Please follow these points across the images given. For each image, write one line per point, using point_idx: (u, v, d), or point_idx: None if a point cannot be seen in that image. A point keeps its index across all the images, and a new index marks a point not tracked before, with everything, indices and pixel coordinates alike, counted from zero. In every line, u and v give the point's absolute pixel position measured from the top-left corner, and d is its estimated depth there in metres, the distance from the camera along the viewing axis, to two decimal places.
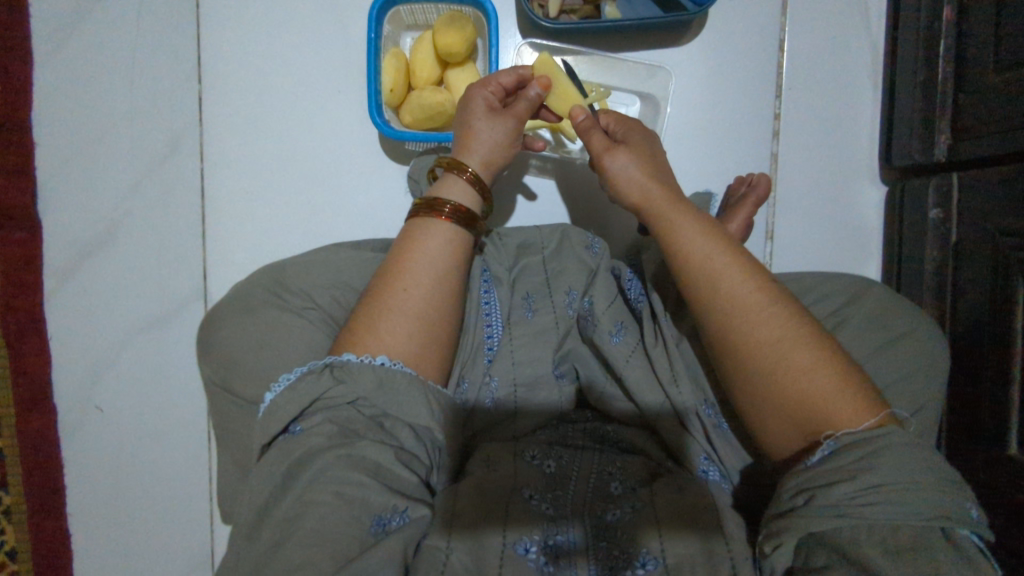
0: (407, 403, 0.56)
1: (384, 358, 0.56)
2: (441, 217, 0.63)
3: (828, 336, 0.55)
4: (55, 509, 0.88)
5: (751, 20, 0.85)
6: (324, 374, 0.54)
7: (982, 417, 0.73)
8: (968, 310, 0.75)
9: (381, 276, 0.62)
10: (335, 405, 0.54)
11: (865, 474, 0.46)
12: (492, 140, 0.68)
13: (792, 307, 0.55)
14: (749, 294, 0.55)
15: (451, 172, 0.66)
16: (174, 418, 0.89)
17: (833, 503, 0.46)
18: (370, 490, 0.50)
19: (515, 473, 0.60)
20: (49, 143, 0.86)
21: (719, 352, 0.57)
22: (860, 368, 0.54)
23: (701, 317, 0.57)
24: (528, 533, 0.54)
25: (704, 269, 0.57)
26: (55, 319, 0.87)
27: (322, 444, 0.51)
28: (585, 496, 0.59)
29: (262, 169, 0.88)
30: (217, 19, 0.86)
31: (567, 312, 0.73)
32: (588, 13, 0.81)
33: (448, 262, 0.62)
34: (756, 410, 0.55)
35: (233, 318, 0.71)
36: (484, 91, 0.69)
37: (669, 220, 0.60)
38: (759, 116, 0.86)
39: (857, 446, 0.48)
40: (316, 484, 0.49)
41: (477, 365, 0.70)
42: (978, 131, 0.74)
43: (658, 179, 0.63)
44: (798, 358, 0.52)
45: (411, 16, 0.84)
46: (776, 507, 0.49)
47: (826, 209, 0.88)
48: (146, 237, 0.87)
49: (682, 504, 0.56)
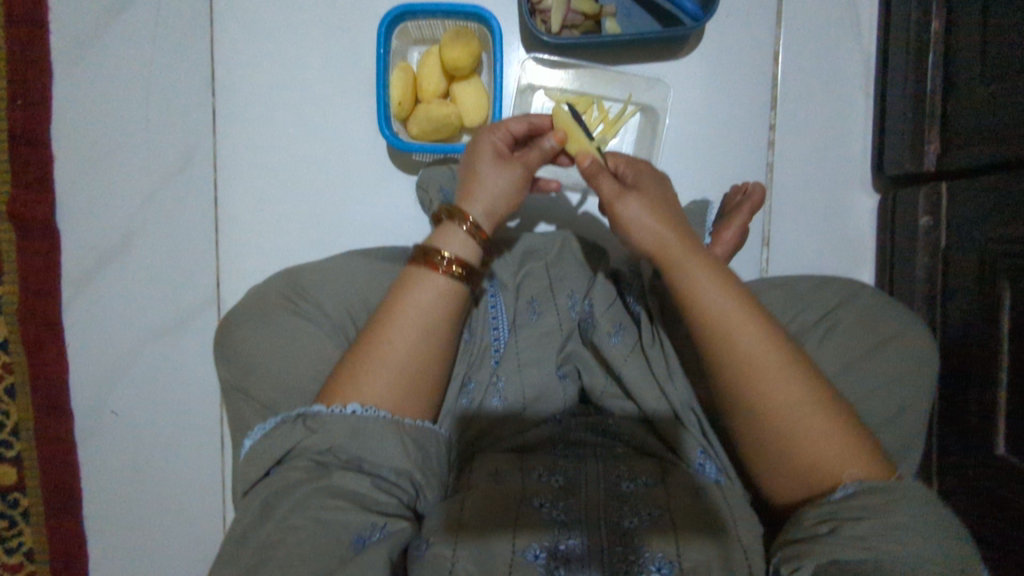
0: (380, 449, 0.57)
1: (356, 406, 0.58)
2: (437, 270, 0.64)
3: (831, 386, 0.59)
4: (73, 508, 0.91)
5: (747, 33, 0.88)
6: (297, 425, 0.58)
7: (971, 418, 0.76)
8: (956, 315, 0.78)
9: (378, 315, 0.65)
10: (310, 451, 0.57)
11: (889, 513, 0.51)
12: (497, 187, 0.69)
13: (800, 362, 0.58)
14: (759, 347, 0.58)
15: (451, 221, 0.67)
16: (185, 421, 0.92)
17: (860, 536, 0.50)
18: (349, 512, 0.55)
19: (524, 485, 0.63)
20: (67, 154, 0.89)
21: (728, 403, 0.60)
22: (857, 418, 0.58)
23: (715, 373, 0.60)
24: (538, 539, 0.57)
25: (717, 322, 0.59)
26: (73, 324, 0.90)
27: (299, 480, 0.56)
28: (597, 498, 0.62)
29: (274, 177, 0.91)
30: (229, 34, 0.89)
31: (569, 315, 0.78)
32: (589, 28, 0.85)
33: (438, 310, 0.64)
34: (756, 446, 0.59)
35: (248, 322, 0.73)
36: (493, 138, 0.72)
37: (687, 268, 0.61)
38: (755, 126, 0.89)
39: (878, 489, 0.52)
40: (296, 514, 0.54)
41: (484, 367, 0.75)
42: (962, 142, 0.77)
43: (671, 226, 0.64)
44: (808, 418, 0.56)
45: (418, 32, 0.87)
46: (795, 533, 0.54)
47: (822, 215, 0.91)
48: (160, 245, 0.90)
49: (667, 511, 0.60)
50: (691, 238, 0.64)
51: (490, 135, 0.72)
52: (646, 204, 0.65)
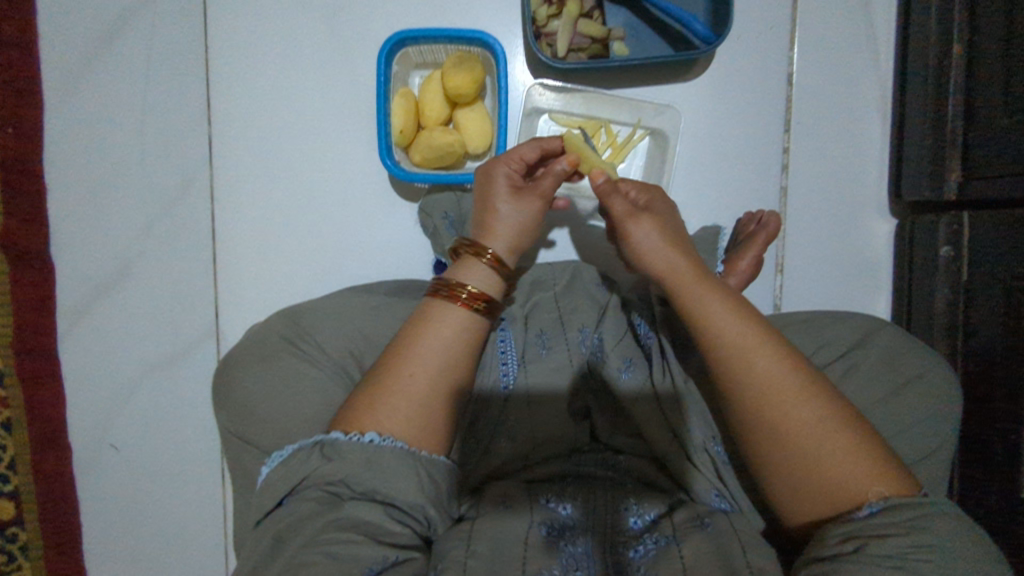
0: (399, 480, 0.55)
1: (374, 435, 0.55)
2: (457, 302, 0.62)
3: (857, 415, 0.56)
4: (72, 545, 0.89)
5: (760, 54, 0.85)
6: (314, 452, 0.55)
7: (994, 456, 0.74)
8: (978, 350, 0.76)
9: (390, 354, 0.61)
10: (324, 481, 0.54)
11: (918, 530, 0.49)
12: (515, 217, 0.66)
13: (822, 391, 0.56)
14: (780, 374, 0.55)
15: (472, 256, 0.64)
16: (186, 456, 0.90)
17: (889, 554, 0.48)
18: (360, 545, 0.52)
19: (533, 513, 0.62)
20: (60, 185, 0.86)
21: (751, 437, 0.56)
22: (886, 446, 0.55)
23: (734, 408, 0.57)
24: (549, 565, 0.55)
25: (737, 350, 0.57)
26: (69, 359, 0.87)
27: (311, 513, 0.53)
28: (605, 528, 0.61)
29: (273, 206, 0.88)
30: (225, 60, 0.87)
31: (581, 350, 0.74)
32: (597, 51, 0.81)
33: (458, 342, 0.61)
34: (787, 483, 0.55)
35: (247, 366, 0.71)
36: (507, 166, 0.68)
37: (698, 298, 0.60)
38: (768, 150, 0.86)
39: (904, 507, 0.50)
40: (308, 548, 0.51)
41: (493, 405, 0.71)
42: (986, 171, 0.74)
43: (682, 251, 0.63)
44: (836, 444, 0.53)
45: (419, 57, 0.84)
46: (819, 551, 0.51)
47: (837, 242, 0.88)
48: (157, 277, 0.88)
49: (690, 553, 0.57)
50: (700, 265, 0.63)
51: (503, 164, 0.68)
52: (658, 227, 0.64)
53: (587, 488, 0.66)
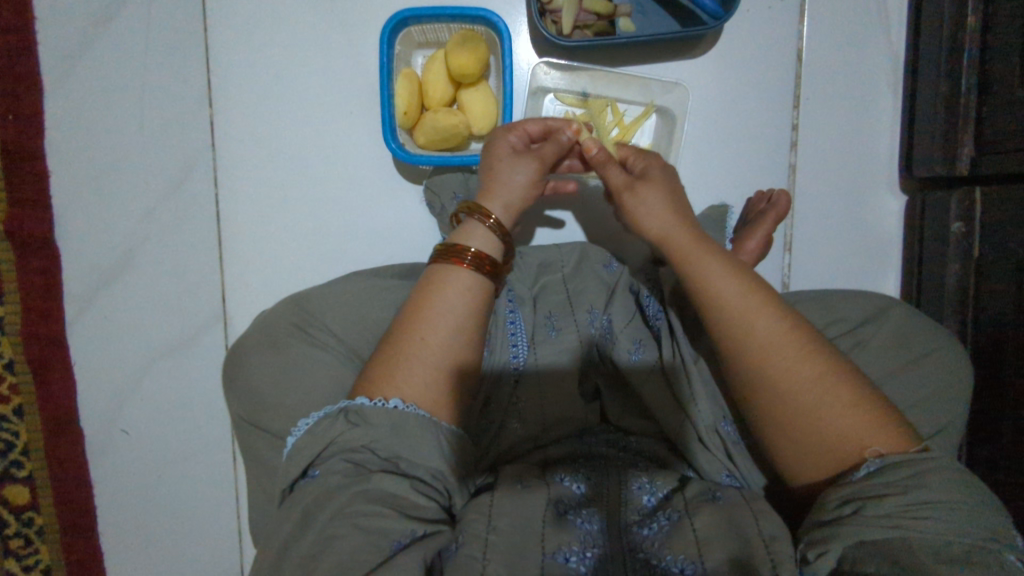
0: (419, 447, 0.55)
1: (397, 401, 0.56)
2: (462, 264, 0.63)
3: (862, 377, 0.55)
4: (89, 527, 0.90)
5: (770, 29, 0.83)
6: (339, 419, 0.55)
7: (1005, 430, 0.75)
8: (990, 324, 0.76)
9: (399, 324, 0.62)
10: (350, 449, 0.54)
11: (915, 489, 0.48)
12: (516, 181, 0.67)
13: (828, 357, 0.55)
14: (780, 337, 0.55)
15: (473, 217, 0.66)
16: (198, 439, 0.90)
17: (885, 514, 0.47)
18: (387, 518, 0.52)
19: (548, 489, 0.61)
20: (62, 170, 0.85)
21: (755, 404, 0.57)
22: (897, 412, 0.54)
23: (739, 385, 0.58)
24: (567, 544, 0.54)
25: (727, 313, 0.57)
26: (78, 346, 0.87)
27: (340, 481, 0.53)
28: (620, 505, 0.60)
29: (277, 190, 0.88)
30: (225, 43, 0.85)
31: (589, 331, 0.73)
32: (603, 29, 0.80)
33: (468, 309, 0.62)
34: (799, 454, 0.55)
35: (258, 352, 0.71)
36: (509, 138, 0.70)
37: (695, 264, 0.59)
38: (777, 126, 0.85)
39: (901, 466, 0.50)
40: (336, 519, 0.51)
41: (504, 388, 0.71)
42: (999, 146, 0.75)
43: (679, 220, 0.62)
44: (843, 416, 0.53)
45: (422, 36, 0.83)
46: (820, 516, 0.51)
47: (846, 219, 0.87)
48: (163, 262, 0.87)
49: (709, 516, 0.57)
50: (701, 235, 0.62)
51: (504, 132, 0.71)
52: (659, 192, 0.64)
53: (599, 468, 0.65)
